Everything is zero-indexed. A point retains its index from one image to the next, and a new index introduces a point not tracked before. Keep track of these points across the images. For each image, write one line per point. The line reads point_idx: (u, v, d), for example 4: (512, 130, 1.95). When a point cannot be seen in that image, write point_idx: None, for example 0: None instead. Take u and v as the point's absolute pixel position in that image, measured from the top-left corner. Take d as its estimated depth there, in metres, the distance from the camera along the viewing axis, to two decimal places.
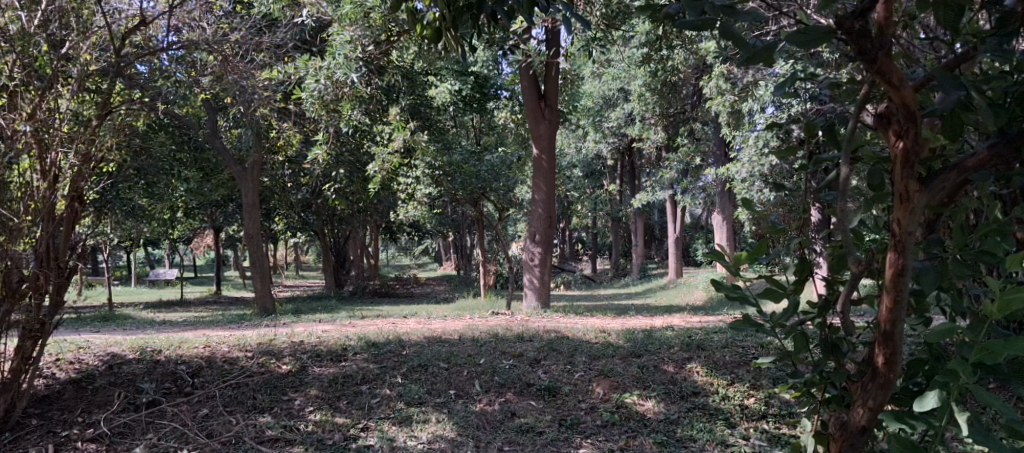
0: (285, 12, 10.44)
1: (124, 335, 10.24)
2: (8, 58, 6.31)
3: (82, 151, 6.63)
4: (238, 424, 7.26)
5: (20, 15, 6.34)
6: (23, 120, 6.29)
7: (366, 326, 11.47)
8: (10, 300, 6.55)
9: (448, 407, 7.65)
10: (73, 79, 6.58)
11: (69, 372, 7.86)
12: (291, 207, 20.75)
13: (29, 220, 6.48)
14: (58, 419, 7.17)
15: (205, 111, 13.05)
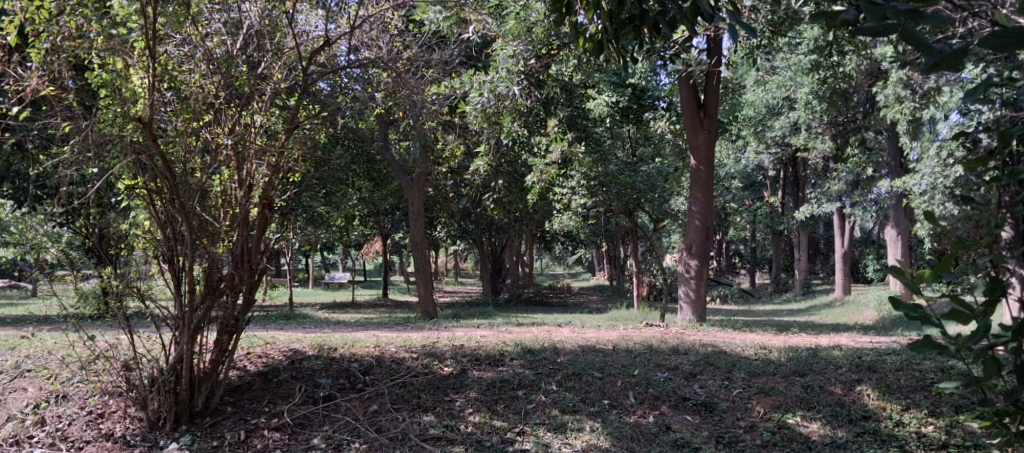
0: (453, 28, 10.82)
1: (302, 333, 10.91)
2: (213, 79, 6.90)
3: (272, 163, 7.08)
4: (404, 421, 7.59)
5: (224, 39, 6.96)
6: (225, 134, 6.94)
7: (522, 332, 11.67)
8: (209, 298, 7.20)
9: (603, 416, 7.70)
10: (267, 97, 7.08)
11: (257, 364, 8.43)
12: (451, 215, 21.36)
13: (227, 226, 7.10)
14: (249, 407, 7.74)
15: (376, 125, 13.70)
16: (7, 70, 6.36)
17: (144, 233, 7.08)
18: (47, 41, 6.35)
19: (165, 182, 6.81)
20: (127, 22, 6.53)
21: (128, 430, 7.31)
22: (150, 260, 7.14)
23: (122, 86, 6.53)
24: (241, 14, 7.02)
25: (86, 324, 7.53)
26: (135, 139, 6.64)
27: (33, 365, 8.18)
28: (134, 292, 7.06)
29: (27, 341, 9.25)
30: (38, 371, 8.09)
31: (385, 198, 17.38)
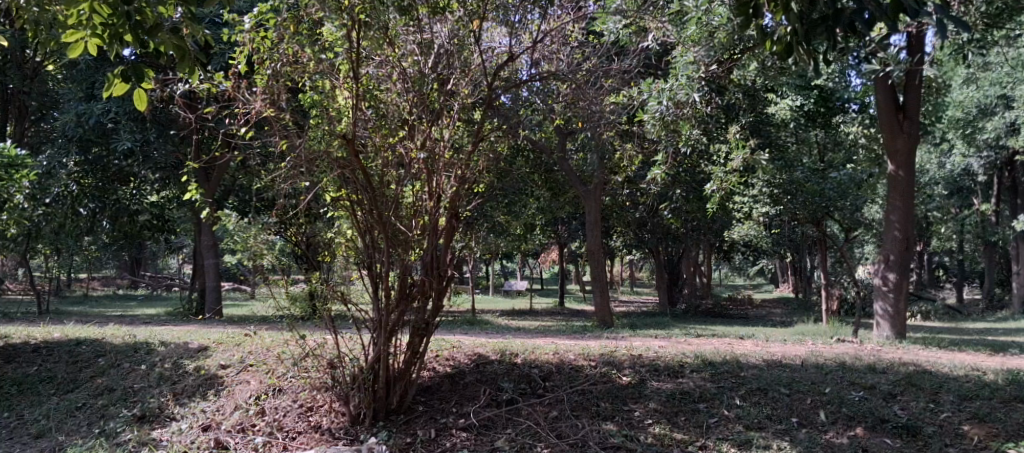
0: (632, 38, 10.80)
1: (486, 339, 11.22)
2: (405, 95, 7.26)
3: (460, 176, 7.41)
4: (584, 429, 7.71)
5: (417, 59, 7.38)
6: (417, 149, 7.26)
7: (703, 344, 11.46)
8: (403, 303, 7.60)
9: (791, 434, 7.51)
10: (455, 113, 7.37)
11: (445, 367, 8.76)
12: (628, 224, 21.25)
13: (419, 234, 7.49)
14: (438, 407, 8.08)
15: (555, 135, 13.88)
16: (236, 94, 6.97)
17: (347, 241, 7.55)
18: (269, 67, 7.01)
19: (365, 194, 7.29)
20: (334, 47, 7.14)
21: (334, 423, 7.82)
22: (350, 266, 7.61)
23: (328, 105, 7.14)
24: (433, 35, 7.40)
25: (298, 325, 8.10)
26: (339, 155, 7.19)
27: (254, 359, 8.94)
28: (338, 297, 7.61)
29: (249, 338, 10.07)
30: (258, 365, 8.81)
31: (563, 207, 17.55)
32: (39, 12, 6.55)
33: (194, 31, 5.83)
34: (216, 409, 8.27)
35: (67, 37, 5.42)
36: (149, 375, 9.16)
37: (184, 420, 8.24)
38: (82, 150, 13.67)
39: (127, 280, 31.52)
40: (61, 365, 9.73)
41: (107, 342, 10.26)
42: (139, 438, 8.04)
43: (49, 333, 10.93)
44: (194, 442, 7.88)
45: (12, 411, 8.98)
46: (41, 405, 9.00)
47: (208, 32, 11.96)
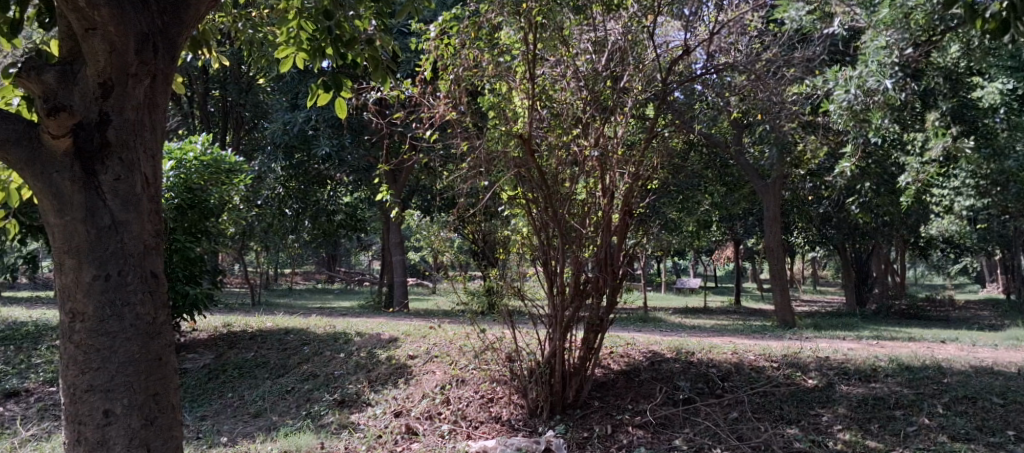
0: (816, 24, 10.37)
1: (664, 336, 11.18)
2: (580, 94, 7.31)
3: (634, 173, 7.44)
4: (767, 432, 7.49)
5: (592, 58, 7.37)
6: (591, 147, 7.32)
7: (897, 347, 10.90)
8: (577, 300, 7.76)
9: (1004, 448, 6.93)
10: (629, 109, 7.29)
11: (620, 363, 8.81)
12: (812, 220, 20.45)
13: (591, 231, 7.57)
14: (614, 404, 8.12)
15: (733, 129, 13.56)
16: (422, 100, 7.37)
17: (523, 239, 7.75)
18: (453, 73, 7.27)
19: (541, 192, 7.43)
20: (512, 50, 7.33)
21: (513, 414, 8.01)
22: (524, 263, 7.85)
23: (506, 107, 7.32)
24: (607, 32, 7.36)
25: (478, 319, 8.42)
26: (516, 155, 7.32)
27: (439, 351, 9.42)
28: (516, 293, 7.86)
29: (434, 330, 10.58)
30: (443, 357, 9.28)
31: (740, 203, 17.14)
32: (253, 33, 7.11)
33: (386, 43, 6.12)
34: (406, 396, 8.69)
35: (278, 53, 5.88)
36: (347, 363, 9.78)
37: (379, 406, 8.66)
38: (287, 155, 14.71)
39: (325, 274, 33.72)
40: (273, 352, 10.54)
41: (310, 332, 11.05)
42: (340, 421, 8.48)
43: (262, 322, 11.87)
44: (388, 427, 8.20)
45: (234, 392, 9.76)
46: (258, 387, 9.73)
47: (399, 44, 12.57)
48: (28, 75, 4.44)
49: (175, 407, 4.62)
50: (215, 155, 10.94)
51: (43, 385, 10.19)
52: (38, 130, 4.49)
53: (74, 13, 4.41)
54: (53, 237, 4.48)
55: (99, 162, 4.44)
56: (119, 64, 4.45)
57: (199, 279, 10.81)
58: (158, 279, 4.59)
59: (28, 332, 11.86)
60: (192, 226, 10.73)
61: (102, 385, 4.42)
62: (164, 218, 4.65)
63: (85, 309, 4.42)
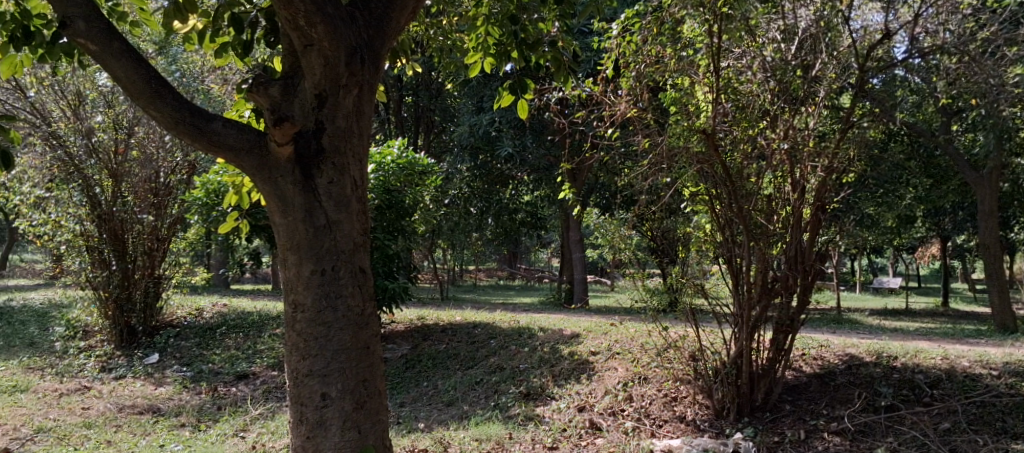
0: None
1: (862, 339, 10.64)
2: (766, 85, 7.09)
3: (827, 165, 7.05)
4: (986, 446, 6.99)
5: (779, 46, 7.14)
6: (779, 139, 7.01)
7: None
8: (765, 298, 7.51)
9: None
10: (820, 99, 7.04)
11: (813, 366, 8.47)
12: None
13: (779, 228, 7.36)
14: (807, 408, 7.81)
15: (939, 117, 12.64)
16: (602, 98, 7.33)
17: (705, 236, 7.65)
18: (633, 69, 7.27)
19: (724, 188, 7.30)
20: (694, 43, 7.22)
21: (698, 414, 7.92)
22: (706, 260, 7.72)
23: (687, 102, 7.25)
24: (796, 20, 7.06)
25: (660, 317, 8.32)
26: (699, 150, 7.19)
27: (620, 348, 9.43)
28: (698, 290, 7.75)
29: (615, 328, 10.58)
30: (625, 353, 9.27)
31: (948, 196, 15.98)
32: (443, 39, 7.41)
33: (568, 43, 6.19)
34: (589, 392, 8.77)
35: (468, 60, 6.15)
36: (532, 357, 9.98)
37: (562, 400, 8.79)
38: (472, 156, 15.14)
39: (507, 271, 34.45)
40: (463, 345, 10.90)
41: (496, 326, 11.36)
42: (526, 413, 8.66)
43: (451, 316, 12.33)
44: (571, 421, 8.30)
45: (429, 381, 10.18)
46: (450, 378, 10.09)
47: (580, 44, 12.69)
48: (255, 88, 4.75)
49: (381, 391, 4.90)
50: (410, 158, 11.43)
51: (266, 369, 11.07)
52: (265, 138, 4.77)
53: (295, 31, 4.66)
54: (277, 234, 4.80)
55: (315, 167, 4.72)
56: (332, 76, 4.69)
57: (395, 274, 11.37)
58: (365, 273, 4.85)
59: (251, 321, 12.92)
60: (389, 225, 11.35)
61: (319, 370, 4.72)
62: (371, 217, 4.92)
63: (305, 300, 4.73)
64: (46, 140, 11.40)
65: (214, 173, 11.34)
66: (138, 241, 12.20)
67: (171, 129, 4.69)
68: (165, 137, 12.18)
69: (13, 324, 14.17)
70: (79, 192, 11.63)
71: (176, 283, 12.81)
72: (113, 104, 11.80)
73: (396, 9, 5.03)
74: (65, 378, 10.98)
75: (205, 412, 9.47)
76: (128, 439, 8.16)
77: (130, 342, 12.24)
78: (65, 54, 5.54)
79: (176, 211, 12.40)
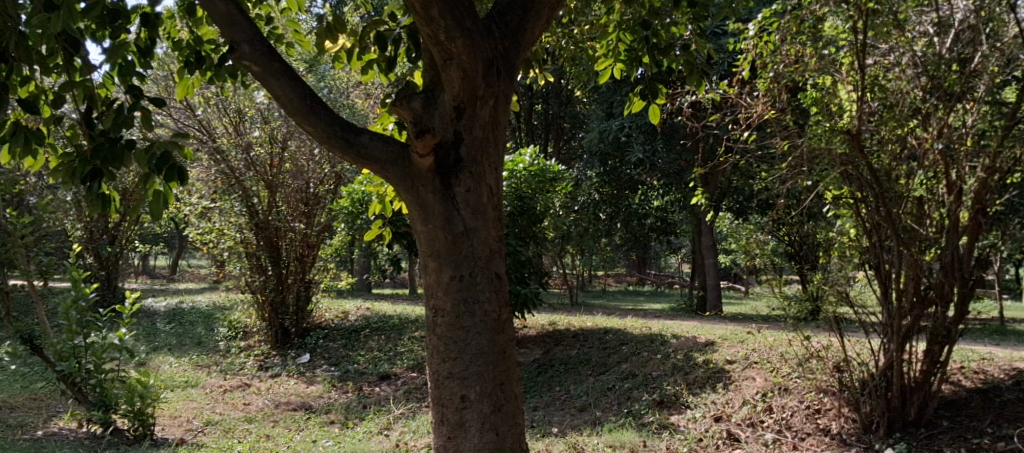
0: None
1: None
2: (918, 81, 6.72)
3: (988, 165, 6.62)
4: None
5: (933, 41, 6.69)
6: (933, 139, 6.72)
7: None
8: (919, 306, 7.15)
9: None
10: (979, 96, 6.59)
11: (974, 380, 7.98)
12: None
13: (935, 233, 6.95)
14: (967, 425, 7.34)
15: None
16: (739, 100, 7.27)
17: (851, 241, 7.35)
18: (772, 70, 7.08)
19: (871, 190, 7.00)
20: (837, 41, 6.90)
21: (844, 428, 7.62)
22: (851, 266, 7.40)
23: (830, 102, 6.97)
24: (952, 11, 6.62)
25: (802, 326, 8.06)
26: (842, 151, 6.90)
27: (758, 357, 9.17)
28: (842, 297, 7.44)
29: (752, 336, 10.31)
30: (763, 363, 9.01)
31: None
32: (575, 48, 7.39)
33: (703, 47, 6.07)
34: (726, 401, 8.60)
35: (596, 67, 6.26)
36: (665, 365, 9.86)
37: (698, 409, 8.65)
38: (602, 162, 15.11)
39: (637, 276, 34.15)
40: (594, 350, 10.90)
41: (628, 333, 11.29)
42: (660, 421, 8.59)
43: (583, 322, 12.36)
44: (708, 431, 8.18)
45: (561, 386, 10.21)
46: (582, 383, 10.09)
47: (714, 46, 12.48)
48: (398, 102, 4.77)
49: (517, 394, 4.87)
50: (541, 165, 11.60)
51: (407, 370, 11.40)
52: (407, 149, 4.79)
53: (434, 46, 4.63)
54: (418, 242, 4.83)
55: (454, 176, 4.72)
56: (470, 88, 4.67)
57: (527, 280, 11.46)
58: (501, 279, 4.84)
59: (392, 323, 13.35)
60: (521, 232, 11.48)
61: (459, 372, 4.72)
62: (506, 224, 4.89)
63: (444, 306, 4.73)
64: (212, 156, 12.07)
65: (358, 183, 11.85)
66: (291, 249, 12.81)
67: (321, 143, 4.73)
68: (314, 149, 12.65)
69: (181, 324, 15.25)
70: (239, 202, 12.30)
71: (324, 286, 13.56)
72: (268, 120, 12.27)
73: (530, 19, 5.01)
74: (227, 375, 11.69)
75: (351, 410, 9.84)
76: (284, 434, 8.57)
77: (284, 342, 12.97)
78: (230, 76, 5.81)
79: (324, 219, 12.91)
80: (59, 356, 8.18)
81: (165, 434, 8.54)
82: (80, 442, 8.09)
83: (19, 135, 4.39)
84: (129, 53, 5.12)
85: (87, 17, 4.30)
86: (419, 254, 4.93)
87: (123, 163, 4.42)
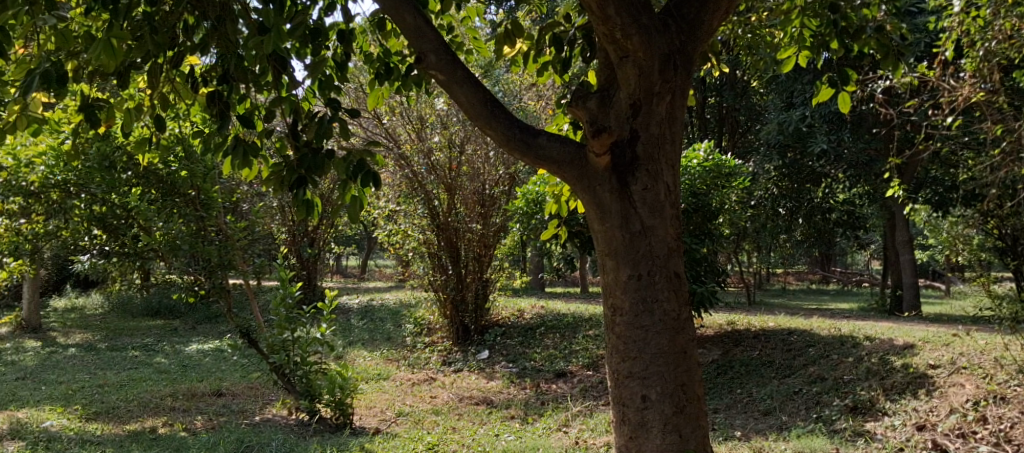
0: None
1: None
2: None
3: None
4: None
5: None
6: None
7: None
8: None
9: None
10: None
11: None
12: None
13: None
14: None
15: None
16: (940, 83, 6.73)
17: None
18: (980, 48, 6.49)
19: None
20: None
21: None
22: None
23: None
24: None
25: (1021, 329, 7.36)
26: None
27: (967, 363, 8.51)
28: None
29: (958, 339, 9.59)
30: (972, 369, 8.35)
31: None
32: (752, 37, 7.14)
33: (897, 29, 5.79)
34: (930, 410, 8.04)
35: (779, 55, 6.03)
36: (858, 368, 9.37)
37: (898, 417, 8.15)
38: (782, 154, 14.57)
39: (819, 274, 32.65)
40: (778, 352, 10.52)
41: (814, 334, 10.82)
42: (854, 428, 8.17)
43: (765, 322, 11.96)
44: (910, 441, 7.62)
45: (743, 388, 9.90)
46: (766, 386, 9.76)
47: (910, 26, 11.72)
48: (574, 102, 4.79)
49: (700, 396, 4.77)
50: (716, 160, 11.33)
51: (583, 368, 11.45)
52: (584, 149, 4.79)
53: (611, 44, 4.64)
54: (596, 241, 4.82)
55: (631, 174, 4.69)
56: (645, 84, 4.63)
57: (703, 278, 11.22)
58: (680, 278, 4.75)
59: (567, 322, 13.45)
60: (696, 229, 11.33)
61: (639, 372, 4.67)
62: (684, 222, 4.80)
63: (623, 304, 4.70)
64: (397, 162, 12.64)
65: (532, 184, 12.00)
66: (468, 248, 13.13)
67: (501, 145, 4.81)
68: (489, 151, 12.90)
69: (372, 320, 16.04)
70: (422, 205, 12.85)
71: (501, 285, 13.78)
72: (447, 125, 12.61)
73: (708, 10, 4.89)
74: (415, 369, 12.18)
75: (531, 406, 9.99)
76: (469, 427, 8.81)
77: (465, 339, 13.29)
78: (416, 85, 5.99)
79: (500, 219, 13.15)
80: (272, 349, 8.82)
81: (363, 423, 9.03)
82: (291, 428, 8.73)
83: (237, 148, 4.73)
84: (327, 69, 5.40)
85: (293, 36, 4.58)
86: (597, 253, 4.92)
87: (325, 171, 4.71)
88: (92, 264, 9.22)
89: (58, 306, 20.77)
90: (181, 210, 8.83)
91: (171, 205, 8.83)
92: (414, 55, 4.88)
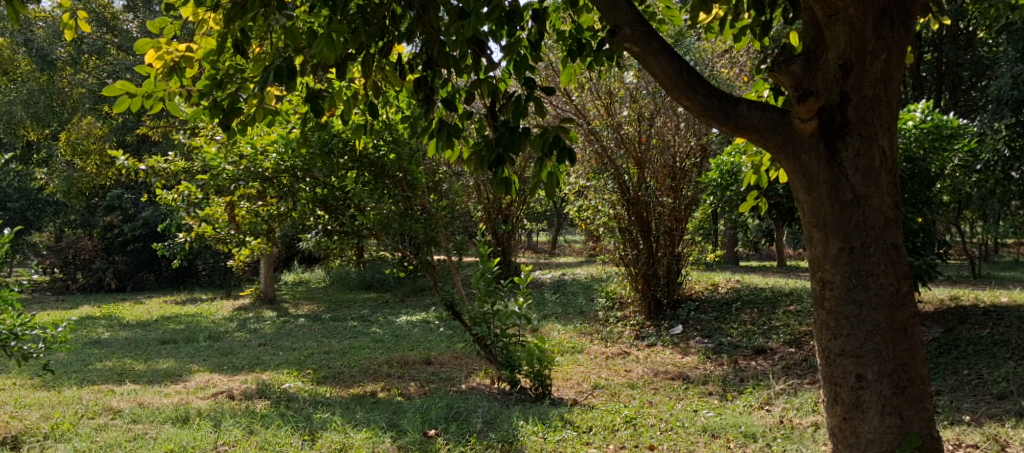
0: None
1: None
2: None
3: None
4: None
5: None
6: None
7: None
8: None
9: None
10: None
11: None
12: None
13: None
14: None
15: None
16: None
17: None
18: None
19: None
20: None
21: None
22: None
23: None
24: None
25: None
26: None
27: None
28: None
29: None
30: None
31: None
32: None
33: None
34: None
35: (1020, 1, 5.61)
36: None
37: None
38: None
39: None
40: (1013, 331, 9.68)
41: None
42: None
43: (996, 297, 11.07)
44: None
45: (970, 370, 9.17)
46: (999, 367, 8.98)
47: None
48: (776, 67, 4.57)
49: (923, 376, 4.49)
50: (937, 120, 10.51)
51: (784, 345, 11.04)
52: (788, 115, 4.56)
53: (818, 2, 4.39)
54: (802, 212, 4.60)
55: (841, 140, 4.44)
56: (858, 43, 4.35)
57: (921, 251, 10.47)
58: (898, 250, 4.47)
59: (765, 297, 13.01)
60: (912, 197, 10.61)
61: (853, 350, 4.44)
62: (901, 189, 4.51)
63: (834, 278, 4.48)
64: (587, 137, 12.64)
65: (727, 154, 11.69)
66: (659, 222, 12.95)
67: (699, 116, 4.67)
68: (680, 123, 12.61)
69: (566, 294, 16.26)
70: (612, 180, 12.83)
71: (693, 259, 13.53)
72: (637, 99, 12.48)
73: None
74: (609, 343, 12.24)
75: (730, 383, 9.77)
76: (666, 402, 8.74)
77: (657, 313, 13.17)
78: (608, 59, 5.97)
79: (691, 192, 12.87)
80: (474, 321, 9.14)
81: (561, 394, 9.18)
82: (493, 396, 9.05)
83: (442, 130, 4.91)
84: (523, 48, 5.47)
85: (490, 19, 4.67)
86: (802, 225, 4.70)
87: (521, 148, 4.79)
88: (316, 242, 9.63)
89: (288, 279, 22.73)
90: (391, 191, 9.33)
91: (381, 186, 9.32)
92: (608, 28, 4.83)
